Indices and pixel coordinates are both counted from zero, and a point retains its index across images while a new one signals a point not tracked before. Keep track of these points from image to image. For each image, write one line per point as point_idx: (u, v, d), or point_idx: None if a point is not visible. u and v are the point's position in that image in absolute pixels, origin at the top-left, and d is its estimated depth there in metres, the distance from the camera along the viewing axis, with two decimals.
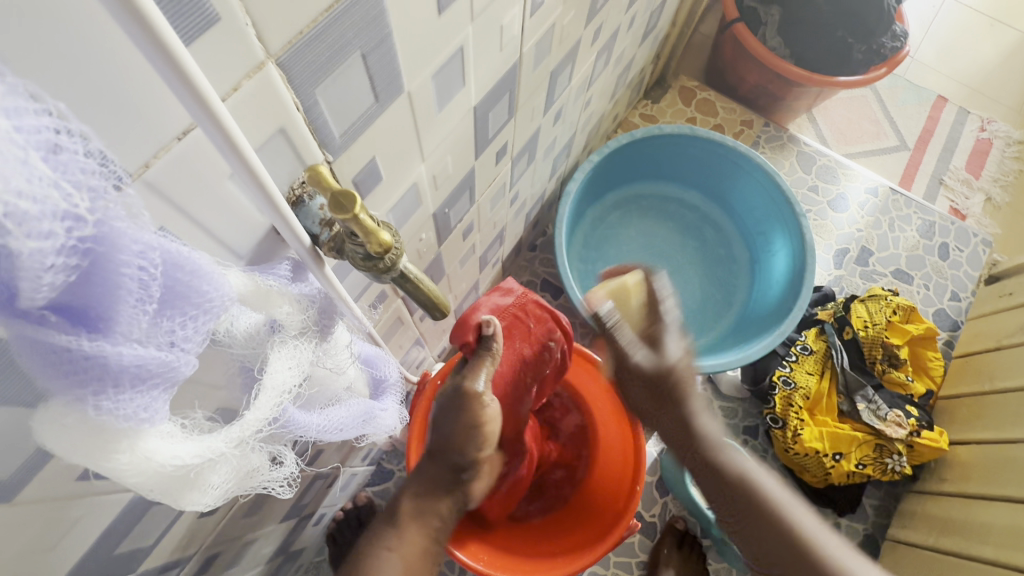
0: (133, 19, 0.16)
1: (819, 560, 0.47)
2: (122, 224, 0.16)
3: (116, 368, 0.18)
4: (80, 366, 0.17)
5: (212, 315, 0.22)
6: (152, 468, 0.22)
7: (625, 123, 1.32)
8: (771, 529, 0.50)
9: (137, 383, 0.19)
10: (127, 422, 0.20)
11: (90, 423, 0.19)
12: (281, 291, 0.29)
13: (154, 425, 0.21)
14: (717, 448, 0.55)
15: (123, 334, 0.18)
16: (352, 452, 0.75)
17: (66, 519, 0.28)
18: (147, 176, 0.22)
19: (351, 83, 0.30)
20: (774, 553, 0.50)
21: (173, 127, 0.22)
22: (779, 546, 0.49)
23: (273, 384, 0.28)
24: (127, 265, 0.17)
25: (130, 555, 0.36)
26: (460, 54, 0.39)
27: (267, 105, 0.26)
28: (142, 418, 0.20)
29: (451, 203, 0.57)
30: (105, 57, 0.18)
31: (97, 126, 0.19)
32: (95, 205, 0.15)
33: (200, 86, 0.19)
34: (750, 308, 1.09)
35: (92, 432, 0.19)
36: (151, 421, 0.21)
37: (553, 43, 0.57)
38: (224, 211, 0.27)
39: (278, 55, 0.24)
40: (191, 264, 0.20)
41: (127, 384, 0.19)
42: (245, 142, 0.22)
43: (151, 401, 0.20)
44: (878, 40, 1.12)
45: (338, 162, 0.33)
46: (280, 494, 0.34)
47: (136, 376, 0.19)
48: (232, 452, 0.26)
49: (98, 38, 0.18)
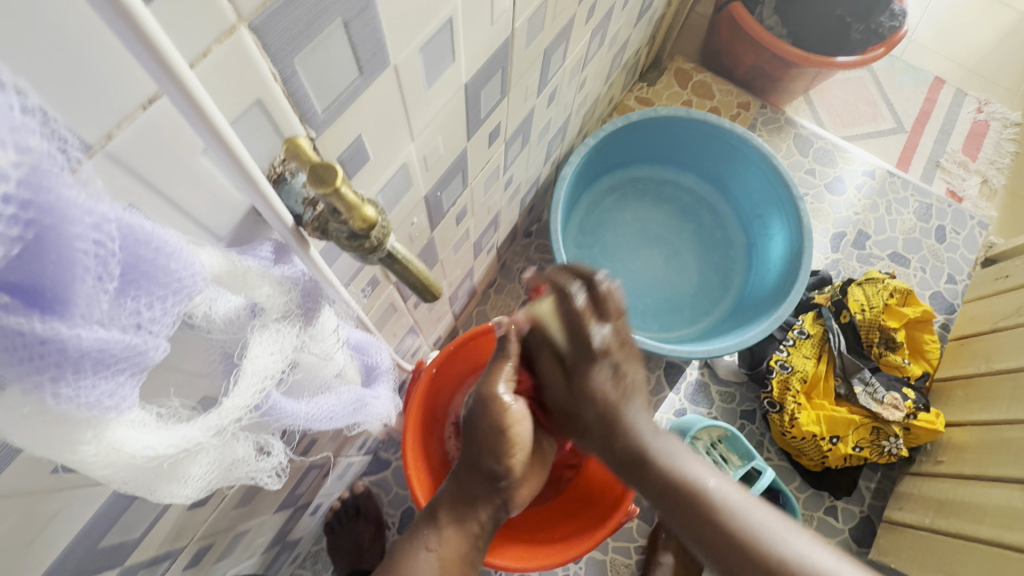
0: None
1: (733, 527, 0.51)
2: (69, 193, 0.15)
3: (76, 352, 0.17)
4: (37, 352, 0.16)
5: (183, 297, 0.21)
6: (124, 460, 0.21)
7: (620, 107, 1.30)
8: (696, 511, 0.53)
9: (101, 368, 0.18)
10: (91, 410, 0.18)
11: (51, 412, 0.18)
12: (260, 273, 0.27)
13: (122, 413, 0.20)
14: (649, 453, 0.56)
15: (82, 316, 0.17)
16: (346, 442, 0.74)
17: (43, 513, 0.27)
18: (111, 147, 0.20)
19: (332, 52, 0.28)
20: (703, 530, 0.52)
21: (137, 96, 0.20)
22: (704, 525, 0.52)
23: (254, 370, 0.27)
24: (80, 239, 0.16)
25: (116, 548, 0.36)
26: (449, 26, 0.38)
27: (241, 73, 0.24)
28: (107, 405, 0.19)
29: (443, 185, 0.55)
30: (55, 16, 0.16)
31: (43, 88, 0.17)
32: (28, 168, 0.14)
33: (164, 50, 0.17)
34: (747, 293, 1.07)
35: (51, 421, 0.18)
36: (118, 409, 0.19)
37: (545, 20, 0.55)
38: (198, 188, 0.25)
39: (251, 19, 0.23)
40: (157, 241, 0.19)
41: (88, 369, 0.18)
42: (217, 112, 0.21)
43: (116, 388, 0.19)
44: (876, 19, 1.10)
45: (322, 139, 0.32)
46: (270, 484, 0.33)
47: (99, 361, 0.18)
48: (210, 442, 0.25)
49: None
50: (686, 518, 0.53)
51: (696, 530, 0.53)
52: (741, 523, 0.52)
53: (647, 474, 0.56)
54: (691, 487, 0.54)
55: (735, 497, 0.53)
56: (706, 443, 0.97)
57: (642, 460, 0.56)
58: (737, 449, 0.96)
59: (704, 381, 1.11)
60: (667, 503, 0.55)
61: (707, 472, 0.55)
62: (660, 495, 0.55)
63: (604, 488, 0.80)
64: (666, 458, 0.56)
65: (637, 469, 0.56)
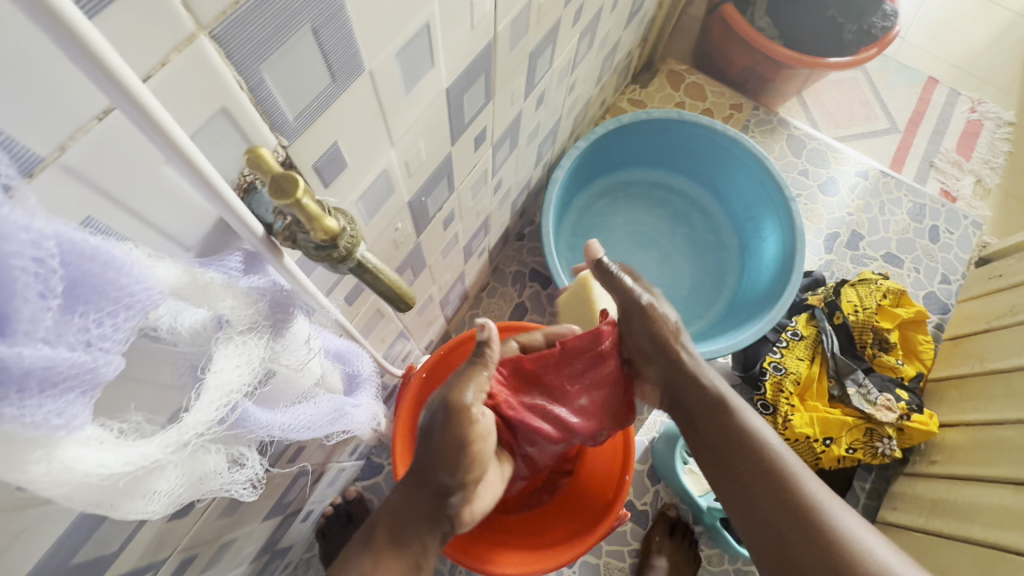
0: None
1: (786, 480, 0.55)
2: (1, 209, 0.15)
3: (19, 371, 0.17)
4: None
5: (138, 312, 0.21)
6: (75, 479, 0.20)
7: (613, 109, 1.29)
8: (755, 462, 0.56)
9: (47, 387, 0.18)
10: (37, 430, 0.18)
11: None
12: (223, 285, 0.26)
13: (72, 432, 0.20)
14: (732, 402, 0.60)
15: (26, 333, 0.16)
16: (335, 449, 0.74)
17: (10, 531, 0.27)
18: (65, 159, 0.20)
19: (301, 60, 0.28)
20: (751, 476, 0.56)
21: (91, 106, 0.20)
22: (757, 474, 0.56)
23: (219, 384, 0.26)
24: (17, 257, 0.15)
25: (91, 562, 0.35)
26: (426, 31, 0.37)
27: (203, 81, 0.24)
28: (55, 424, 0.19)
29: (428, 190, 0.55)
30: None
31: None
32: None
33: (113, 65, 0.17)
34: (740, 294, 1.07)
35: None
36: (68, 427, 0.19)
37: (530, 23, 0.55)
38: (162, 198, 0.25)
39: (210, 28, 0.22)
40: (105, 256, 0.19)
41: (33, 388, 0.17)
42: (174, 124, 0.20)
43: (65, 406, 0.19)
44: (868, 19, 1.10)
45: (295, 147, 0.31)
46: (245, 497, 0.33)
47: (45, 380, 0.18)
48: (173, 457, 0.25)
49: None
50: (739, 465, 0.57)
51: (742, 480, 0.57)
52: (788, 473, 0.55)
53: (720, 417, 0.59)
54: (753, 428, 0.58)
55: (791, 457, 0.56)
56: None
57: (720, 408, 0.59)
58: None
59: None
60: (723, 446, 0.59)
61: (774, 434, 0.58)
62: (723, 437, 0.59)
63: (599, 487, 0.80)
64: (745, 411, 0.59)
65: (710, 404, 0.60)
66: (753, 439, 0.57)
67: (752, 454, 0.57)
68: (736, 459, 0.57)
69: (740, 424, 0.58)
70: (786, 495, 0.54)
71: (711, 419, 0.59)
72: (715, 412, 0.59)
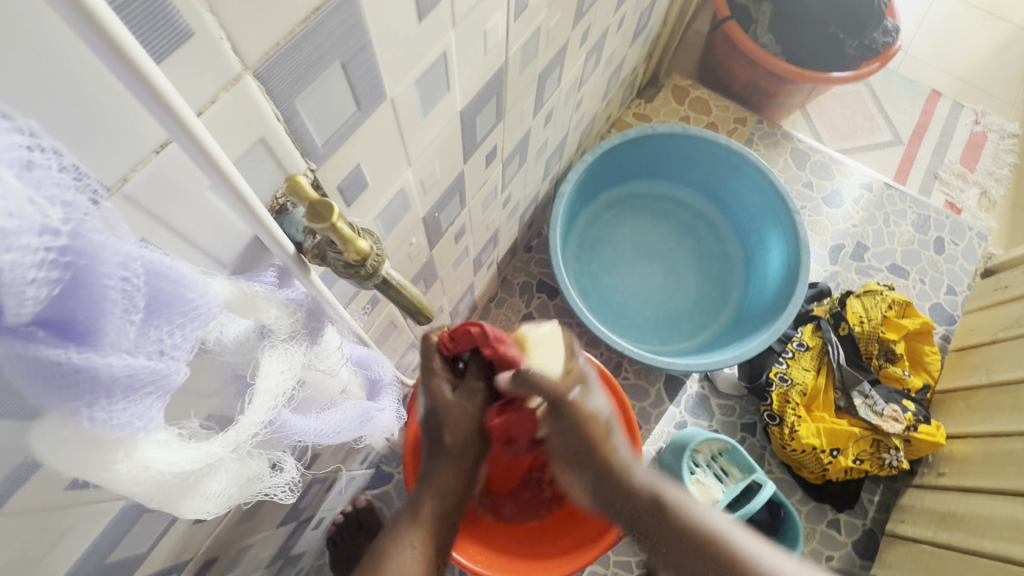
0: (87, 25, 0.16)
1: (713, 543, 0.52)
2: (101, 237, 0.18)
3: (108, 378, 0.19)
4: (71, 379, 0.18)
5: (199, 322, 0.23)
6: (151, 476, 0.23)
7: (618, 123, 1.32)
8: (681, 533, 0.54)
9: (130, 393, 0.20)
10: (121, 432, 0.21)
11: (86, 435, 0.20)
12: (267, 296, 0.30)
13: (149, 433, 0.22)
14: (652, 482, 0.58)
15: (112, 344, 0.19)
16: (348, 456, 0.75)
17: (58, 527, 0.29)
18: (126, 189, 0.22)
19: (332, 91, 0.30)
20: (682, 549, 0.53)
21: (149, 141, 0.22)
22: (687, 545, 0.53)
23: (267, 387, 0.29)
24: (111, 276, 0.18)
25: (124, 562, 0.37)
26: (444, 59, 0.40)
27: (245, 116, 0.26)
28: (136, 427, 0.21)
29: (441, 206, 0.57)
30: (63, 58, 0.18)
31: (77, 145, 0.20)
32: (71, 218, 0.16)
33: (169, 97, 0.19)
34: (745, 307, 1.09)
35: (88, 444, 0.20)
36: (145, 430, 0.22)
37: (539, 46, 0.57)
38: (206, 222, 0.27)
39: (254, 67, 0.25)
40: (174, 273, 0.21)
41: (119, 394, 0.20)
42: (222, 156, 0.23)
43: (144, 410, 0.21)
44: (870, 35, 1.12)
45: (322, 170, 0.33)
46: (283, 500, 0.34)
47: (128, 387, 0.20)
48: (228, 456, 0.27)
49: (54, 49, 0.17)
50: (671, 541, 0.54)
51: (680, 555, 0.53)
52: (716, 533, 0.53)
53: (635, 494, 0.57)
54: (668, 496, 0.56)
55: (713, 518, 0.54)
56: (708, 455, 0.98)
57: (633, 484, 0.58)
58: (738, 462, 0.97)
59: (705, 394, 1.11)
60: (650, 523, 0.56)
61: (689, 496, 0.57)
62: (645, 514, 0.56)
63: None
64: (657, 483, 0.58)
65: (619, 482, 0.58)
66: (673, 511, 0.55)
67: (676, 527, 0.54)
68: (665, 538, 0.55)
69: (656, 497, 0.56)
70: (719, 558, 0.51)
71: (628, 499, 0.58)
72: (629, 492, 0.58)
